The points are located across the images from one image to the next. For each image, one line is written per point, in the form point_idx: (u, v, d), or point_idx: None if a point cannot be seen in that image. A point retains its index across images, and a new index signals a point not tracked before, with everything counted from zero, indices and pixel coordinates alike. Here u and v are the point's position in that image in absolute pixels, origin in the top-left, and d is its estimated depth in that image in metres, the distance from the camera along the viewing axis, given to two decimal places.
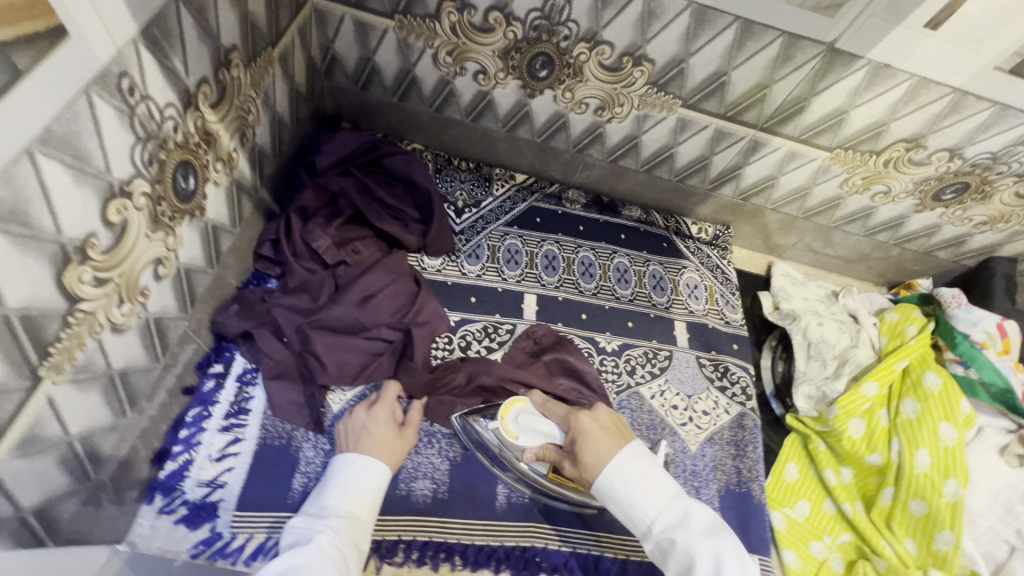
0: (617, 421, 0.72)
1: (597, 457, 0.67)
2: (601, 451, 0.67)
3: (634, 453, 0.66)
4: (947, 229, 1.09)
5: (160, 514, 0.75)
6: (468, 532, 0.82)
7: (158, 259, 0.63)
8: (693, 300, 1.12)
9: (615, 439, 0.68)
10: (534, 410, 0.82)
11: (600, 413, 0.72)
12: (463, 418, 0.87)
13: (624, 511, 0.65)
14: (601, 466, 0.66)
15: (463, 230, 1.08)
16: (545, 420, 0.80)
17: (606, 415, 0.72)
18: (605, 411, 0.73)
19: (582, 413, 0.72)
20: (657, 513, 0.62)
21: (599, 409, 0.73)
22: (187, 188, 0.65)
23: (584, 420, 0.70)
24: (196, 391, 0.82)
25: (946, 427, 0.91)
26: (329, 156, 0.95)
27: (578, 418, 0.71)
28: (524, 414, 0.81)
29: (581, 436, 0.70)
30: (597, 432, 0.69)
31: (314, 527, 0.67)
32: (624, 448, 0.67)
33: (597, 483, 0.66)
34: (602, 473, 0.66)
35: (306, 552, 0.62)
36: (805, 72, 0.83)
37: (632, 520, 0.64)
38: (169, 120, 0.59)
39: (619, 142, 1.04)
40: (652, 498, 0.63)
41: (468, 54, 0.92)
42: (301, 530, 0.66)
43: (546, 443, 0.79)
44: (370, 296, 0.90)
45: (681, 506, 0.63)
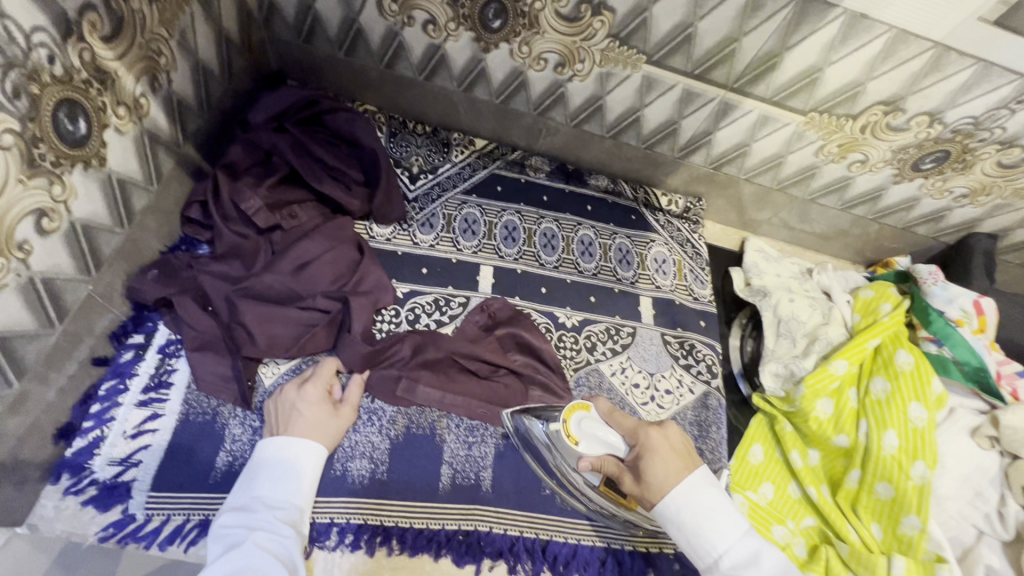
0: (686, 441, 0.68)
1: (665, 477, 0.63)
2: (670, 474, 0.63)
3: (703, 480, 0.63)
4: (926, 203, 1.04)
5: (66, 495, 0.69)
6: (407, 514, 0.77)
7: (41, 210, 0.56)
8: (661, 275, 1.06)
9: (685, 462, 0.64)
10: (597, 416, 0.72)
11: (670, 431, 0.68)
12: (519, 417, 0.84)
13: (688, 542, 0.61)
14: (668, 489, 0.63)
15: (417, 198, 1.01)
16: (611, 430, 0.71)
17: (676, 433, 0.68)
18: (675, 430, 0.68)
19: (651, 427, 0.67)
20: (727, 548, 0.59)
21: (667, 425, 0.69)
22: (76, 132, 0.58)
23: (652, 434, 0.66)
24: (112, 363, 0.76)
25: (916, 407, 0.86)
26: (263, 112, 0.88)
27: (647, 432, 0.67)
28: (588, 420, 0.71)
29: (649, 452, 0.65)
30: (668, 450, 0.65)
31: (247, 523, 0.62)
32: (695, 474, 0.63)
33: (661, 504, 0.62)
34: (667, 495, 0.62)
35: (242, 554, 0.58)
36: (776, 23, 0.77)
37: (694, 550, 0.61)
38: (41, 48, 0.51)
39: (582, 105, 0.97)
40: (722, 531, 0.60)
41: (414, 0, 0.84)
42: (234, 528, 0.61)
43: (608, 454, 0.70)
44: (307, 263, 0.83)
45: (749, 543, 0.60)
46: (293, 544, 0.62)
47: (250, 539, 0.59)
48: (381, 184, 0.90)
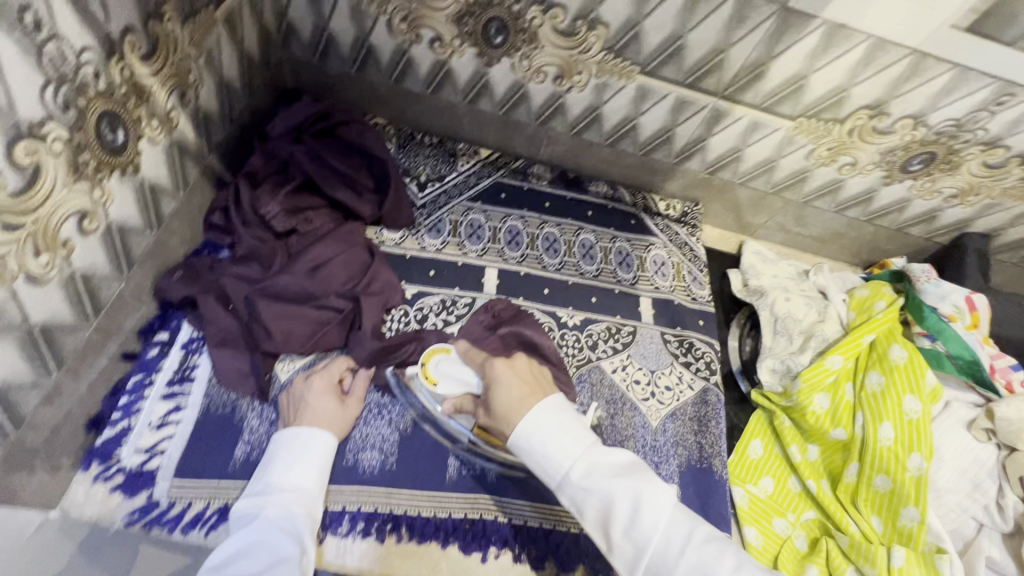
0: (534, 374, 0.71)
1: (507, 402, 0.64)
2: (513, 398, 0.65)
3: (548, 407, 0.62)
4: (918, 204, 1.07)
5: (95, 481, 0.73)
6: (416, 503, 0.80)
7: (82, 212, 0.62)
8: (660, 277, 1.10)
9: (529, 389, 0.66)
10: (455, 358, 0.85)
11: (517, 364, 0.71)
12: (397, 374, 0.86)
13: (538, 465, 0.60)
14: (512, 414, 0.63)
15: (424, 205, 1.06)
16: (464, 368, 0.83)
17: (522, 366, 0.71)
18: (522, 364, 0.71)
19: (497, 362, 0.70)
20: (571, 461, 0.58)
21: (518, 361, 0.72)
22: (115, 141, 0.64)
23: (498, 368, 0.69)
24: (139, 358, 0.80)
25: (911, 400, 0.89)
26: (282, 123, 0.94)
27: (494, 367, 0.70)
28: (445, 360, 0.84)
29: (495, 383, 0.68)
30: (511, 379, 0.67)
31: (259, 504, 0.68)
32: (536, 399, 0.64)
33: (511, 434, 0.62)
34: (514, 422, 0.62)
35: (253, 531, 0.64)
36: (760, 34, 0.82)
37: (546, 472, 0.60)
38: (89, 65, 0.57)
39: (581, 114, 1.02)
40: (565, 448, 0.59)
41: (422, 20, 0.90)
42: (247, 512, 0.67)
43: (464, 391, 0.82)
44: (321, 265, 0.88)
45: (593, 455, 0.59)
46: (303, 519, 0.67)
47: (261, 517, 0.65)
48: (391, 191, 0.96)
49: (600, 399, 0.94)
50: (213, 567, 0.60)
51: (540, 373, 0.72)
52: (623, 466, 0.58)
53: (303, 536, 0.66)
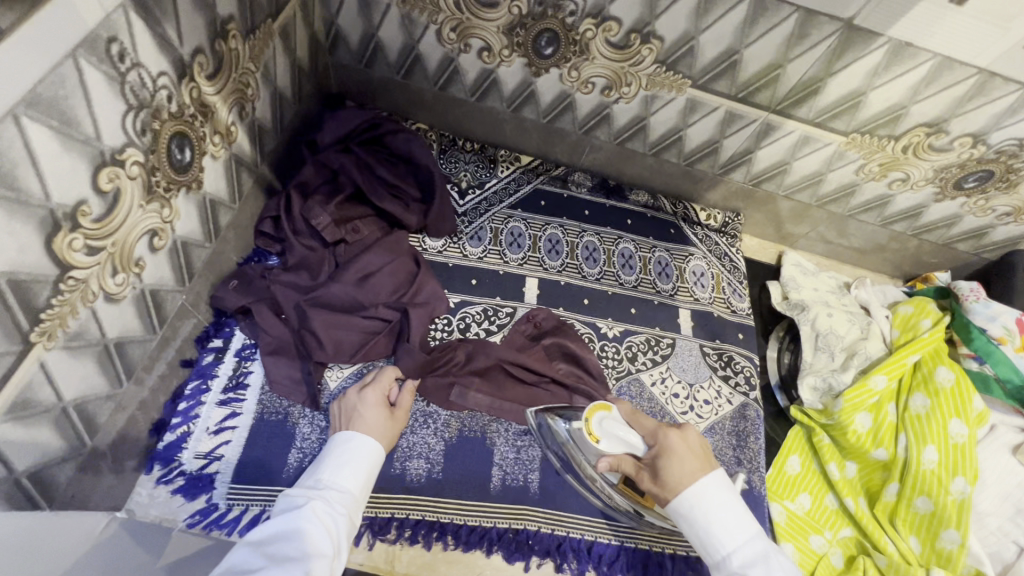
0: (704, 444, 0.71)
1: (680, 476, 0.66)
2: (686, 471, 0.66)
3: (716, 487, 0.65)
4: (968, 220, 1.05)
5: (158, 484, 0.76)
6: (462, 511, 0.82)
7: (154, 230, 0.63)
8: (699, 288, 1.10)
9: (701, 463, 0.67)
10: (619, 418, 0.76)
11: (691, 435, 0.70)
12: (541, 415, 0.89)
13: (698, 540, 0.64)
14: (683, 488, 0.65)
15: (466, 212, 1.06)
16: (631, 431, 0.74)
17: (696, 438, 0.70)
18: (694, 432, 0.71)
19: (671, 431, 0.70)
20: (733, 546, 0.62)
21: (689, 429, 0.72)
22: (183, 160, 0.65)
23: (673, 439, 0.69)
24: (196, 364, 0.83)
25: (957, 424, 0.88)
26: (330, 133, 0.95)
27: (664, 435, 0.70)
28: (609, 420, 0.75)
29: (665, 453, 0.69)
30: (688, 453, 0.68)
31: (308, 495, 0.67)
32: (711, 476, 0.65)
33: (675, 500, 0.65)
34: (683, 493, 0.65)
35: (298, 522, 0.63)
36: (821, 50, 0.80)
37: (706, 549, 0.63)
38: (163, 89, 0.58)
39: (626, 124, 1.01)
40: (728, 530, 0.63)
41: (472, 30, 0.90)
42: (294, 498, 0.67)
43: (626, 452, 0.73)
44: (369, 275, 0.89)
45: (754, 545, 0.62)
46: (343, 521, 0.66)
47: (306, 507, 0.65)
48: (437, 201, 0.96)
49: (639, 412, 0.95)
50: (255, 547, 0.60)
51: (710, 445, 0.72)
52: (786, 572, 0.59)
53: (340, 538, 0.65)
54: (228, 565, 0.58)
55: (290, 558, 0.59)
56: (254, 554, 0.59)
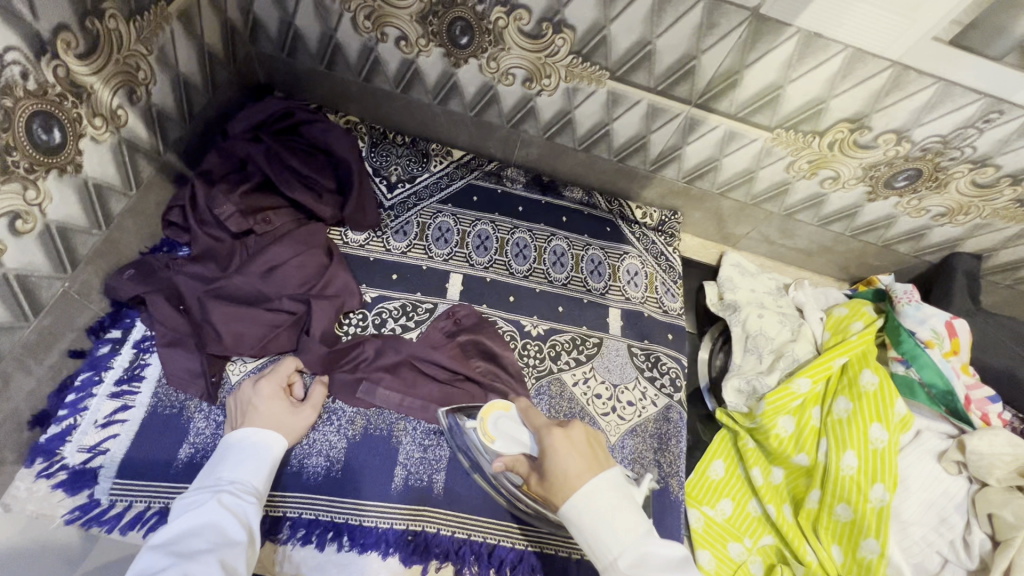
0: (594, 439, 0.66)
1: (564, 478, 0.61)
2: (571, 473, 0.62)
3: (606, 486, 0.60)
4: (905, 221, 1.02)
5: (38, 478, 0.73)
6: (359, 512, 0.79)
7: (14, 212, 0.61)
8: (632, 287, 1.07)
9: (587, 463, 0.62)
10: (516, 417, 0.75)
11: (575, 432, 0.66)
12: (451, 415, 0.85)
13: (589, 546, 0.59)
14: (569, 491, 0.60)
15: (392, 206, 1.04)
16: (523, 428, 0.72)
17: (581, 435, 0.66)
18: (581, 429, 0.66)
19: (555, 430, 0.66)
20: (623, 548, 0.57)
21: (575, 426, 0.67)
22: (50, 141, 0.63)
23: (554, 436, 0.65)
24: (89, 355, 0.81)
25: (877, 428, 0.85)
26: (242, 121, 0.92)
27: (549, 435, 0.65)
28: (504, 418, 0.74)
29: (551, 454, 0.64)
30: (571, 451, 0.63)
31: (210, 490, 0.66)
32: (596, 476, 0.61)
33: (563, 507, 0.60)
34: (569, 497, 0.60)
35: (203, 517, 0.62)
36: (732, 41, 0.78)
37: (596, 554, 0.58)
38: (14, 65, 0.56)
39: (553, 118, 0.99)
40: (617, 533, 0.58)
41: (386, 18, 0.88)
42: (195, 497, 0.66)
43: (520, 453, 0.71)
44: (276, 267, 0.87)
45: (644, 545, 0.58)
46: (253, 509, 0.66)
47: (212, 502, 0.64)
48: (352, 193, 0.94)
49: (557, 413, 0.92)
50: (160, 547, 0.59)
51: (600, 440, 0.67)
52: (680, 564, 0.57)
53: (252, 526, 0.65)
54: (135, 569, 0.56)
55: (201, 552, 0.58)
56: (159, 555, 0.57)
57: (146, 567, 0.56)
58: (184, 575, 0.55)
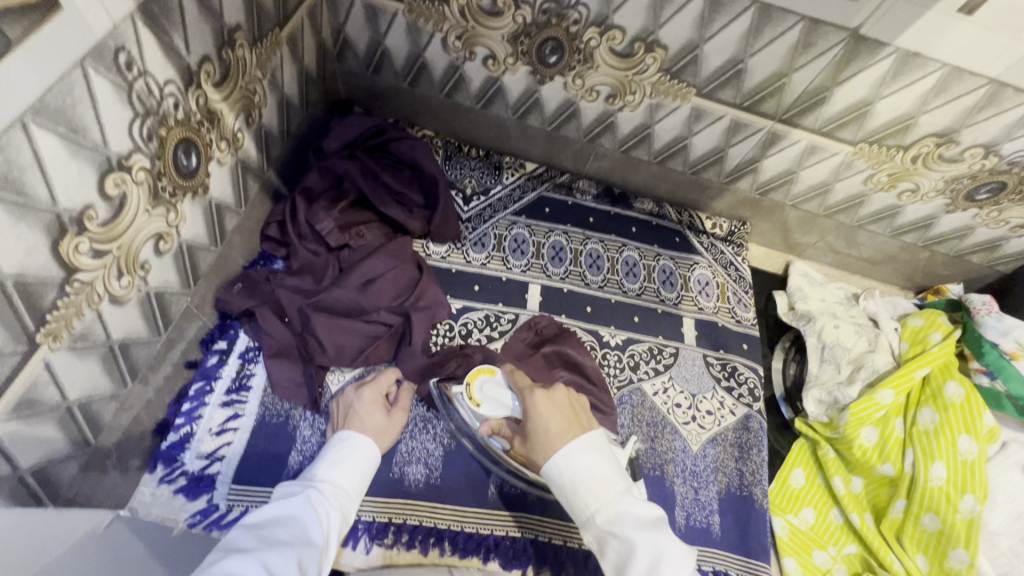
0: (574, 402, 0.70)
1: (546, 438, 0.65)
2: (552, 434, 0.65)
3: (583, 446, 0.63)
4: (981, 232, 1.03)
5: (160, 483, 0.77)
6: (460, 518, 0.82)
7: (159, 234, 0.65)
8: (704, 297, 1.09)
9: (569, 425, 0.66)
10: (501, 381, 0.81)
11: (557, 395, 0.70)
12: (440, 385, 0.87)
13: (565, 500, 0.62)
14: (550, 451, 0.64)
15: (470, 218, 1.07)
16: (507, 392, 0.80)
17: (562, 396, 0.70)
18: (563, 393, 0.70)
19: (537, 393, 0.70)
20: (599, 506, 0.60)
21: (558, 391, 0.71)
22: (189, 166, 0.67)
23: (536, 398, 0.69)
24: (200, 365, 0.84)
25: (965, 440, 0.86)
26: (337, 139, 0.96)
27: (532, 398, 0.69)
28: (489, 383, 0.80)
29: (533, 415, 0.68)
30: (552, 411, 0.68)
31: (303, 485, 0.69)
32: (575, 438, 0.64)
33: (544, 465, 0.64)
34: (549, 454, 0.64)
35: (291, 509, 0.65)
36: (827, 60, 0.79)
37: (573, 509, 0.61)
38: (170, 97, 0.60)
39: (631, 132, 1.01)
40: (594, 491, 0.60)
41: (477, 38, 0.90)
42: (291, 487, 0.69)
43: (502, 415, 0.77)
44: (372, 280, 0.90)
45: (620, 504, 0.60)
46: (335, 514, 0.67)
47: (302, 497, 0.66)
48: (440, 207, 0.97)
49: (641, 423, 0.94)
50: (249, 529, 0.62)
51: (581, 403, 0.71)
52: (652, 522, 0.58)
53: (332, 531, 0.66)
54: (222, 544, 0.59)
55: (282, 543, 0.60)
56: (246, 535, 0.60)
57: (232, 543, 0.59)
58: (262, 562, 0.57)
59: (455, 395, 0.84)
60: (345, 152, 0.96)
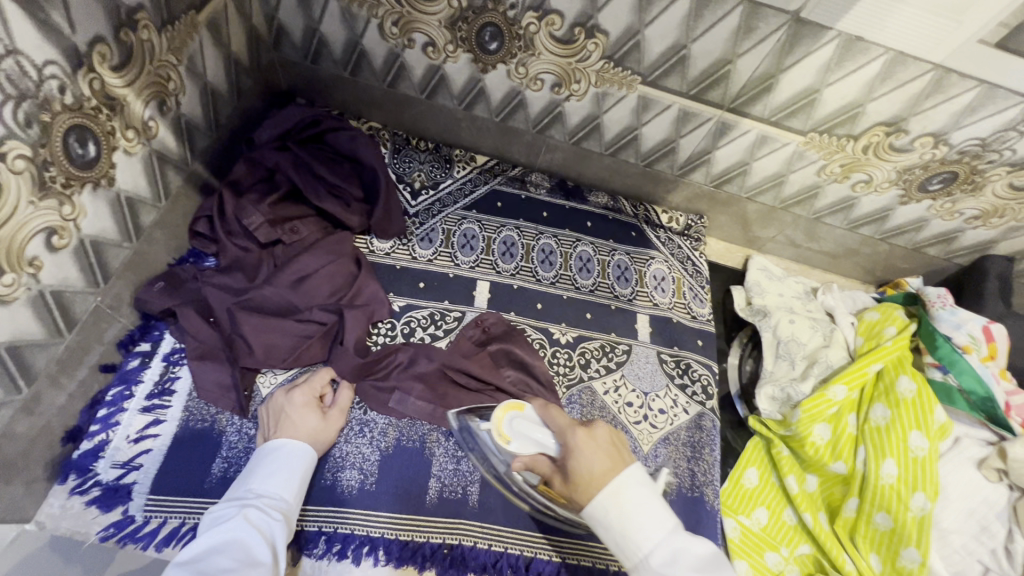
0: (617, 439, 0.64)
1: (590, 478, 0.60)
2: (596, 472, 0.60)
3: (631, 482, 0.58)
4: (936, 224, 1.01)
5: (71, 495, 0.72)
6: (394, 525, 0.78)
7: (51, 228, 0.60)
8: (659, 293, 1.06)
9: (612, 462, 0.61)
10: (531, 417, 0.72)
11: (599, 431, 0.64)
12: (462, 416, 0.85)
13: (614, 542, 0.58)
14: (595, 491, 0.59)
15: (417, 213, 1.03)
16: (542, 429, 0.70)
17: (605, 434, 0.64)
18: (606, 428, 0.65)
19: (579, 428, 0.64)
20: (653, 547, 0.56)
21: (599, 425, 0.66)
22: (85, 155, 0.62)
23: (579, 437, 0.63)
24: (119, 369, 0.80)
25: (917, 436, 0.84)
26: (269, 130, 0.92)
27: (572, 433, 0.64)
28: (520, 419, 0.72)
29: (575, 453, 0.62)
30: (596, 450, 0.62)
31: (238, 504, 0.66)
32: (621, 475, 0.59)
33: (589, 507, 0.59)
34: (594, 496, 0.58)
35: (229, 533, 0.62)
36: (770, 45, 0.77)
37: (622, 552, 0.57)
38: (52, 79, 0.55)
39: (580, 123, 0.98)
40: (648, 531, 0.56)
41: (414, 24, 0.87)
42: (224, 509, 0.66)
43: (537, 453, 0.70)
44: (306, 277, 0.86)
45: (676, 542, 0.56)
46: (279, 527, 0.65)
47: (239, 517, 0.64)
48: (381, 201, 0.94)
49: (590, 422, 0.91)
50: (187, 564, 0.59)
51: (622, 438, 0.65)
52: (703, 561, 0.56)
53: (277, 545, 0.64)
54: None
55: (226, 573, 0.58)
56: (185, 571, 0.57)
57: None
58: None
59: (482, 430, 0.83)
60: (278, 143, 0.92)
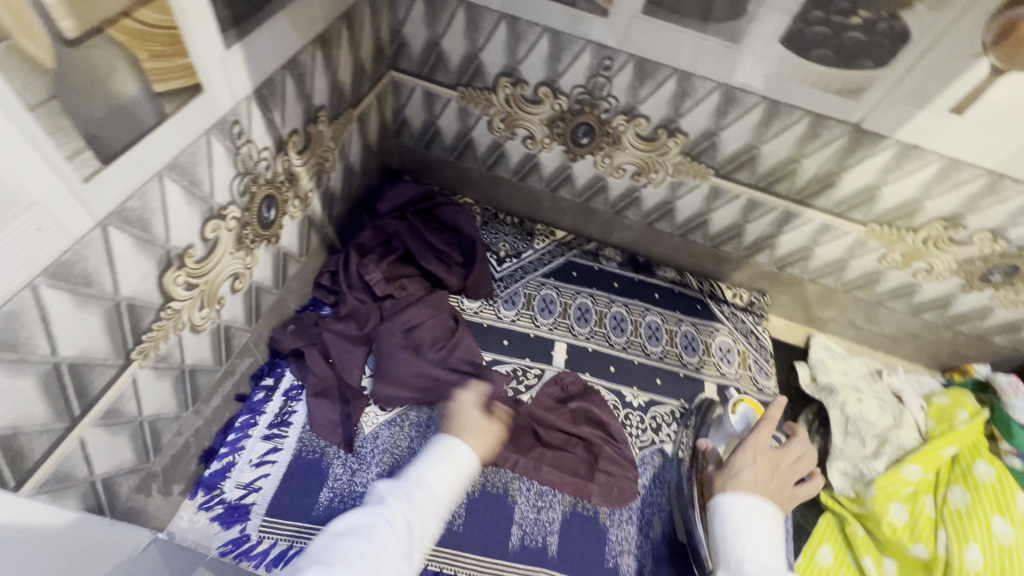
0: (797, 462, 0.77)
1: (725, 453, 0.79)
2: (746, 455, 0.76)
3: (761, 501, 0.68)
4: (1000, 313, 1.05)
5: (199, 509, 0.81)
6: (479, 568, 0.82)
7: (236, 274, 0.74)
8: (725, 363, 1.11)
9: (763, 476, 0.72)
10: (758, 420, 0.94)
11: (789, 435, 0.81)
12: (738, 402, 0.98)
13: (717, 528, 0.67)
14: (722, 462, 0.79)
15: (502, 277, 1.14)
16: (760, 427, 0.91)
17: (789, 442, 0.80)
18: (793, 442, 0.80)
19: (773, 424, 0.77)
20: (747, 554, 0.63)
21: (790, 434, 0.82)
22: (268, 218, 0.77)
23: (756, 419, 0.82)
24: (247, 399, 0.90)
25: (1000, 523, 0.84)
26: (389, 203, 1.09)
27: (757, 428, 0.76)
28: (750, 413, 0.94)
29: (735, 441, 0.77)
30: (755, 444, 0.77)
31: (393, 493, 0.64)
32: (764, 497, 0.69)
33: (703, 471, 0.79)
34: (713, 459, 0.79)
35: (376, 517, 0.61)
36: (833, 149, 0.88)
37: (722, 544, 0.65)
38: (264, 160, 0.72)
39: (654, 207, 1.10)
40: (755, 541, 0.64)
41: (519, 121, 1.03)
42: (383, 494, 0.64)
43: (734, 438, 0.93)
44: (412, 328, 0.98)
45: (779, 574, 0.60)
46: (416, 534, 0.61)
47: (387, 510, 0.61)
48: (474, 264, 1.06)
49: (661, 483, 0.95)
50: (336, 536, 0.59)
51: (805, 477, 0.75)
52: None
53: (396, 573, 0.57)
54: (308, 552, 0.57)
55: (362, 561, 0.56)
56: (330, 541, 0.58)
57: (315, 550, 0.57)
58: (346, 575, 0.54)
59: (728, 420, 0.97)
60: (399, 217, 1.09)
